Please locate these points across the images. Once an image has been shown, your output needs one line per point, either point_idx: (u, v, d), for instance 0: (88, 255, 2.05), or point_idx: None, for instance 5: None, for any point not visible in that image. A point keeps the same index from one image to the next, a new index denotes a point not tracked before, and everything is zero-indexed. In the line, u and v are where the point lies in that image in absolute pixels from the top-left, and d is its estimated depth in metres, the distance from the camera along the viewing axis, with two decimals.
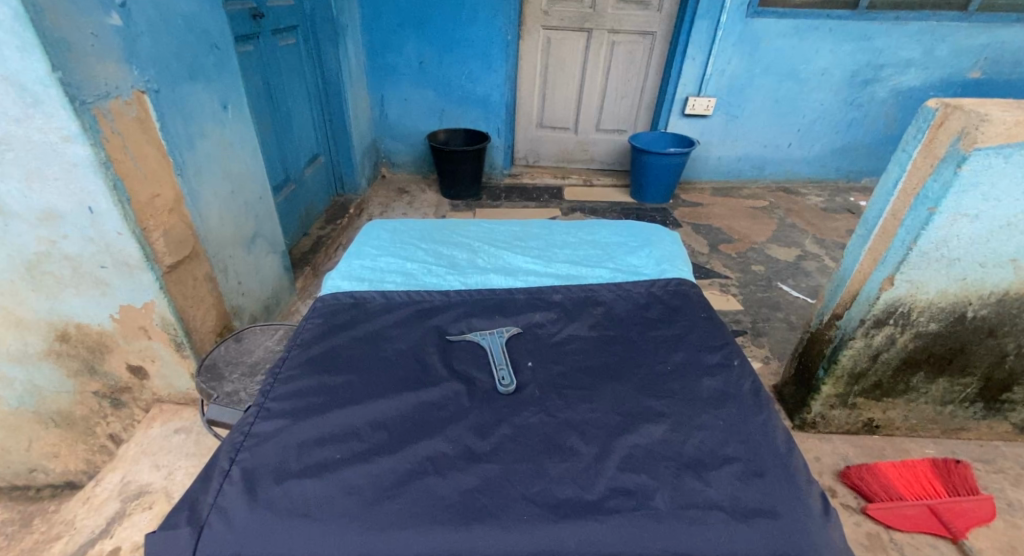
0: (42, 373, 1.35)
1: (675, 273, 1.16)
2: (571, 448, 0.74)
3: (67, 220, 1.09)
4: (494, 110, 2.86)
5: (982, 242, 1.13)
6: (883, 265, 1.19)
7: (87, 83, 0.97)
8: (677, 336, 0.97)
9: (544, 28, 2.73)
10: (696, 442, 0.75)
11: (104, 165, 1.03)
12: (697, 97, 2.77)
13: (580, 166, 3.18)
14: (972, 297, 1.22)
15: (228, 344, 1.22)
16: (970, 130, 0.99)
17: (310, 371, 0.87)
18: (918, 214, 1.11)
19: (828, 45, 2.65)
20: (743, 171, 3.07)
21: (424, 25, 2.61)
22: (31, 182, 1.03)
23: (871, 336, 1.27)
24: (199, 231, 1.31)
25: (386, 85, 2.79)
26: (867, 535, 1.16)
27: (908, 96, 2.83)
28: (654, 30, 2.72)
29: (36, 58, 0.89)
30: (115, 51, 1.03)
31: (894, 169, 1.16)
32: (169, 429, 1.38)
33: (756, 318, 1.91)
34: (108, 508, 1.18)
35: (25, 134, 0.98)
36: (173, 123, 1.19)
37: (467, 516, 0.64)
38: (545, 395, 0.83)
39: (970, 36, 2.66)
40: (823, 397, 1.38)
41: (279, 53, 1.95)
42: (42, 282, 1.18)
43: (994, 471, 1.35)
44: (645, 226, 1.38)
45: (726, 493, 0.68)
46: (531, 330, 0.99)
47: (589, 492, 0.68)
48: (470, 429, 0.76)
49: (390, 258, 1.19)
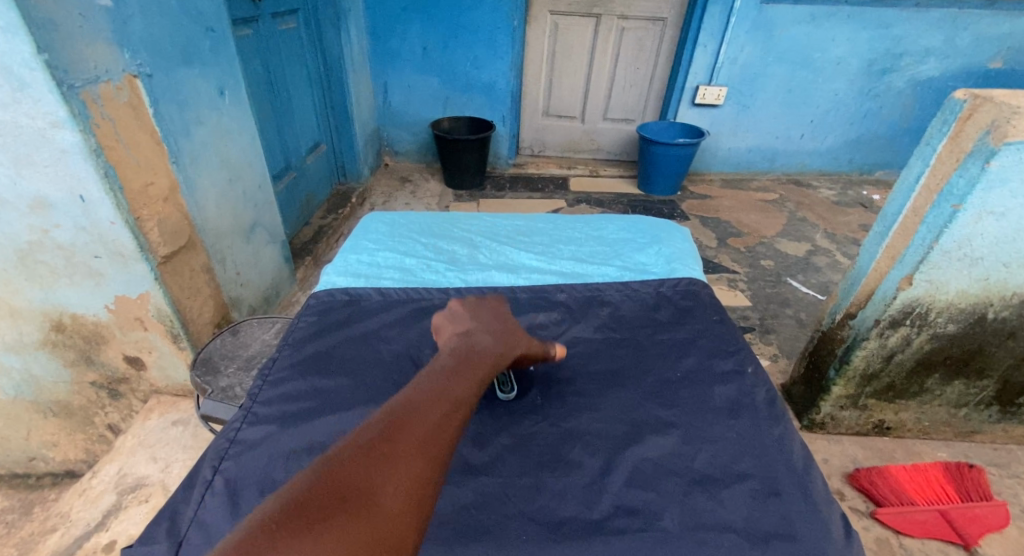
0: (39, 362, 1.33)
1: (685, 272, 1.11)
2: (574, 460, 0.71)
3: (60, 209, 1.06)
4: (498, 99, 2.79)
5: (1009, 241, 1.08)
6: (901, 264, 1.14)
7: (75, 66, 0.93)
8: (687, 340, 0.93)
9: (551, 12, 2.66)
10: (707, 457, 0.72)
11: (95, 152, 0.99)
12: (707, 86, 2.70)
13: (586, 156, 3.12)
14: (993, 298, 1.17)
15: (224, 336, 1.20)
16: (1000, 124, 0.94)
17: (302, 373, 0.84)
18: (940, 212, 1.06)
19: (845, 33, 2.57)
20: (753, 163, 3.00)
21: (428, 10, 2.54)
22: (20, 169, 1.00)
23: (885, 337, 1.23)
24: (195, 221, 1.27)
25: (389, 71, 2.73)
26: (876, 540, 1.13)
27: (927, 87, 2.74)
28: (665, 17, 2.64)
29: (20, 39, 0.85)
30: (105, 33, 0.98)
31: (916, 164, 1.11)
32: (167, 421, 1.36)
33: (765, 315, 1.87)
34: (103, 501, 1.17)
35: (12, 119, 0.94)
36: (167, 108, 1.15)
37: (462, 535, 0.61)
38: (547, 403, 0.80)
39: (992, 25, 2.57)
40: (833, 398, 1.35)
41: (279, 38, 1.90)
42: (35, 271, 1.16)
43: (1009, 476, 1.31)
44: (653, 222, 1.33)
45: (740, 514, 0.64)
46: (534, 331, 0.95)
47: (593, 510, 0.65)
48: (469, 440, 0.73)
49: (388, 252, 1.16)
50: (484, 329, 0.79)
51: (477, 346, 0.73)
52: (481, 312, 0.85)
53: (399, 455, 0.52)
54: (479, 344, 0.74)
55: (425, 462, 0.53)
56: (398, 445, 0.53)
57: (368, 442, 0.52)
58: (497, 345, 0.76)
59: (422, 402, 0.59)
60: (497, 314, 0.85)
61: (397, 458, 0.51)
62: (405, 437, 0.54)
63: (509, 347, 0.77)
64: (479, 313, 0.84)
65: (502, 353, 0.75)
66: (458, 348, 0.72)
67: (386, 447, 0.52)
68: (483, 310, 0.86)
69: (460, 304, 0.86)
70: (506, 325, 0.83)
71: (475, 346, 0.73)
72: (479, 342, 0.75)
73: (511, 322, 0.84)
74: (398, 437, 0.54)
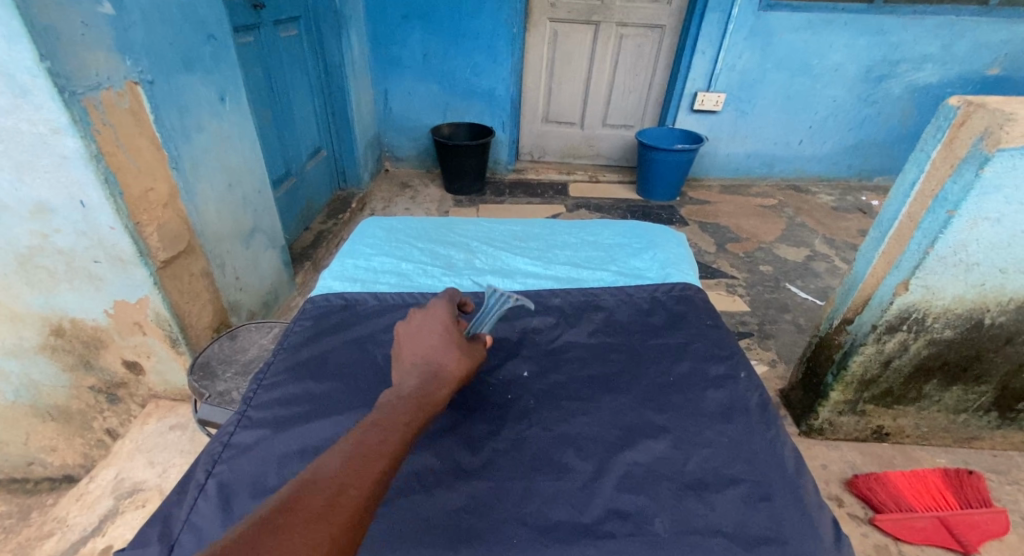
0: (39, 367, 1.34)
1: (680, 277, 1.12)
2: (566, 464, 0.71)
3: (61, 214, 1.06)
4: (498, 105, 2.81)
5: (1005, 246, 1.08)
6: (897, 270, 1.14)
7: (77, 74, 0.94)
8: (680, 345, 0.93)
9: (551, 20, 2.68)
10: (698, 461, 0.72)
11: (95, 157, 1.00)
12: (706, 93, 2.71)
13: (586, 162, 3.14)
14: (990, 304, 1.17)
15: (222, 341, 1.20)
16: (994, 130, 0.95)
17: (297, 377, 0.84)
18: (935, 217, 1.06)
19: (842, 40, 2.58)
20: (752, 169, 3.01)
21: (429, 18, 2.57)
22: (21, 175, 1.01)
23: (883, 342, 1.23)
24: (194, 226, 1.28)
25: (390, 78, 2.75)
26: (874, 547, 1.13)
27: (925, 93, 2.75)
28: (663, 24, 2.66)
29: (22, 46, 0.86)
30: (106, 40, 1.00)
31: (911, 170, 1.12)
32: (165, 425, 1.36)
33: (763, 320, 1.87)
34: (101, 506, 1.17)
35: (15, 126, 0.95)
36: (168, 115, 1.16)
37: (454, 539, 0.61)
38: (540, 407, 0.80)
39: (989, 31, 2.59)
40: (832, 404, 1.34)
41: (280, 44, 1.91)
42: (36, 276, 1.16)
43: (1009, 483, 1.30)
44: (650, 227, 1.33)
45: (730, 518, 0.64)
46: (529, 335, 0.96)
47: (584, 514, 0.65)
48: (461, 443, 0.73)
49: (385, 257, 1.16)
50: (416, 366, 0.70)
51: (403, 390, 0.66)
52: (421, 339, 0.75)
53: (299, 524, 0.43)
54: (405, 388, 0.66)
55: (334, 527, 0.44)
56: (298, 514, 0.44)
57: (259, 515, 0.43)
58: (430, 383, 0.67)
59: (330, 460, 0.51)
60: (439, 335, 0.74)
61: (294, 529, 0.42)
62: (307, 503, 0.45)
63: (446, 380, 0.68)
64: (417, 341, 0.74)
65: (435, 391, 0.66)
66: (383, 400, 0.64)
67: (282, 518, 0.43)
68: (422, 336, 0.75)
69: (405, 328, 0.79)
70: (447, 348, 0.72)
71: (400, 392, 0.65)
72: (405, 384, 0.67)
73: (451, 343, 0.73)
74: (298, 505, 0.44)
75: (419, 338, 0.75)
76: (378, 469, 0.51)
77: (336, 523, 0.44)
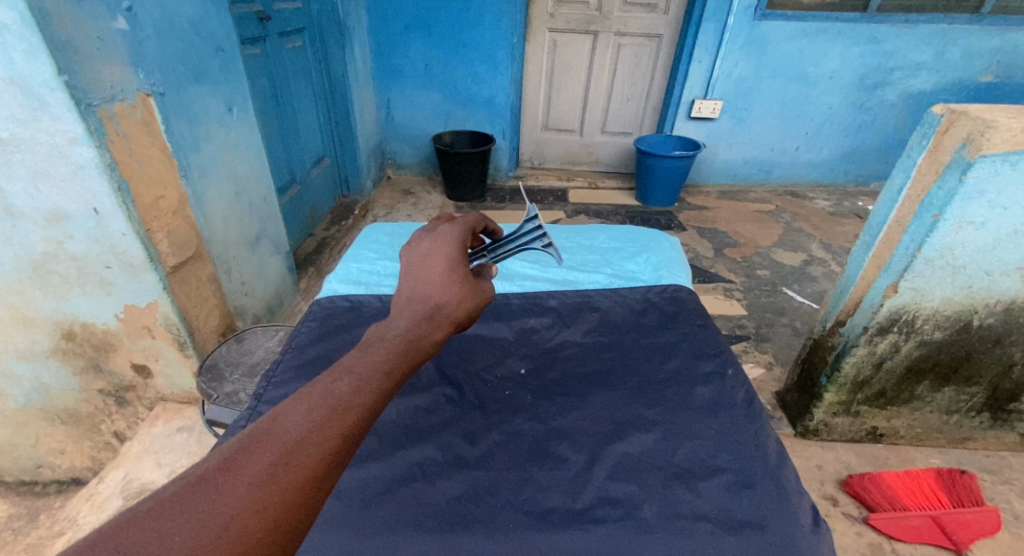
0: (49, 370, 1.37)
1: (672, 279, 1.15)
2: (560, 456, 0.74)
3: (75, 221, 1.10)
4: (498, 113, 2.85)
5: (989, 249, 1.11)
6: (886, 272, 1.17)
7: (93, 87, 0.98)
8: (672, 343, 0.96)
9: (550, 30, 2.74)
10: (687, 452, 0.74)
11: (109, 167, 1.04)
12: (703, 100, 2.75)
13: (585, 169, 3.18)
14: (978, 306, 1.20)
15: (229, 344, 1.24)
16: (975, 137, 0.98)
17: (305, 375, 0.87)
18: (922, 221, 1.09)
19: (837, 48, 2.63)
20: (750, 175, 3.05)
21: (430, 28, 2.62)
22: (37, 183, 1.05)
23: (875, 343, 1.26)
24: (203, 232, 1.32)
25: (392, 87, 2.80)
26: (868, 545, 1.15)
27: (920, 100, 2.79)
28: (660, 33, 2.71)
29: (41, 61, 0.91)
30: (120, 54, 1.04)
31: (898, 176, 1.15)
32: (172, 428, 1.39)
33: (760, 323, 1.90)
34: (110, 506, 1.20)
35: (33, 137, 0.99)
36: (177, 124, 1.20)
37: (452, 523, 0.64)
38: (536, 402, 0.83)
39: (981, 39, 2.63)
40: (826, 404, 1.37)
41: (285, 55, 1.96)
42: (49, 281, 1.20)
43: (1001, 482, 1.33)
44: (644, 232, 1.37)
45: (715, 504, 0.67)
46: (526, 336, 0.99)
47: (577, 500, 0.68)
48: (460, 436, 0.77)
49: (387, 261, 1.20)
50: (410, 303, 0.60)
51: (391, 331, 0.56)
52: (421, 271, 0.65)
53: (238, 485, 0.40)
54: (393, 327, 0.57)
55: (278, 494, 0.41)
56: (240, 473, 0.41)
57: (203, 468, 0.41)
58: (423, 323, 0.58)
59: (296, 407, 0.45)
60: (440, 271, 0.64)
61: (230, 492, 0.40)
62: (252, 462, 0.42)
63: (442, 323, 0.59)
64: (417, 272, 0.65)
65: (427, 334, 0.57)
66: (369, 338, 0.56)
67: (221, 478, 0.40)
68: (423, 269, 0.66)
69: (410, 255, 0.69)
70: (448, 286, 0.63)
71: (388, 331, 0.56)
72: (393, 323, 0.58)
73: (454, 279, 0.64)
74: (245, 460, 0.41)
75: (421, 270, 0.65)
76: (346, 425, 0.45)
77: (280, 488, 0.41)
